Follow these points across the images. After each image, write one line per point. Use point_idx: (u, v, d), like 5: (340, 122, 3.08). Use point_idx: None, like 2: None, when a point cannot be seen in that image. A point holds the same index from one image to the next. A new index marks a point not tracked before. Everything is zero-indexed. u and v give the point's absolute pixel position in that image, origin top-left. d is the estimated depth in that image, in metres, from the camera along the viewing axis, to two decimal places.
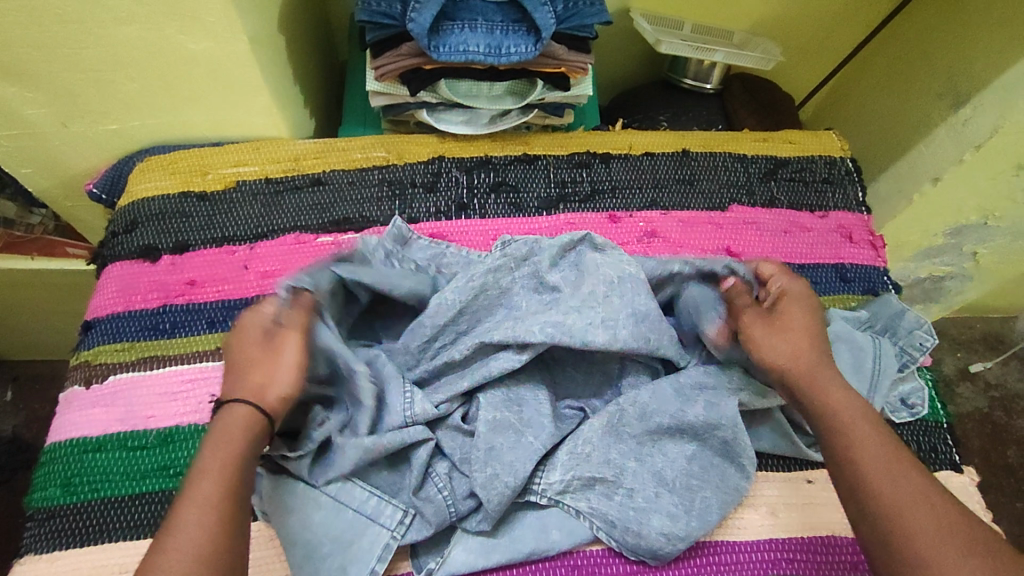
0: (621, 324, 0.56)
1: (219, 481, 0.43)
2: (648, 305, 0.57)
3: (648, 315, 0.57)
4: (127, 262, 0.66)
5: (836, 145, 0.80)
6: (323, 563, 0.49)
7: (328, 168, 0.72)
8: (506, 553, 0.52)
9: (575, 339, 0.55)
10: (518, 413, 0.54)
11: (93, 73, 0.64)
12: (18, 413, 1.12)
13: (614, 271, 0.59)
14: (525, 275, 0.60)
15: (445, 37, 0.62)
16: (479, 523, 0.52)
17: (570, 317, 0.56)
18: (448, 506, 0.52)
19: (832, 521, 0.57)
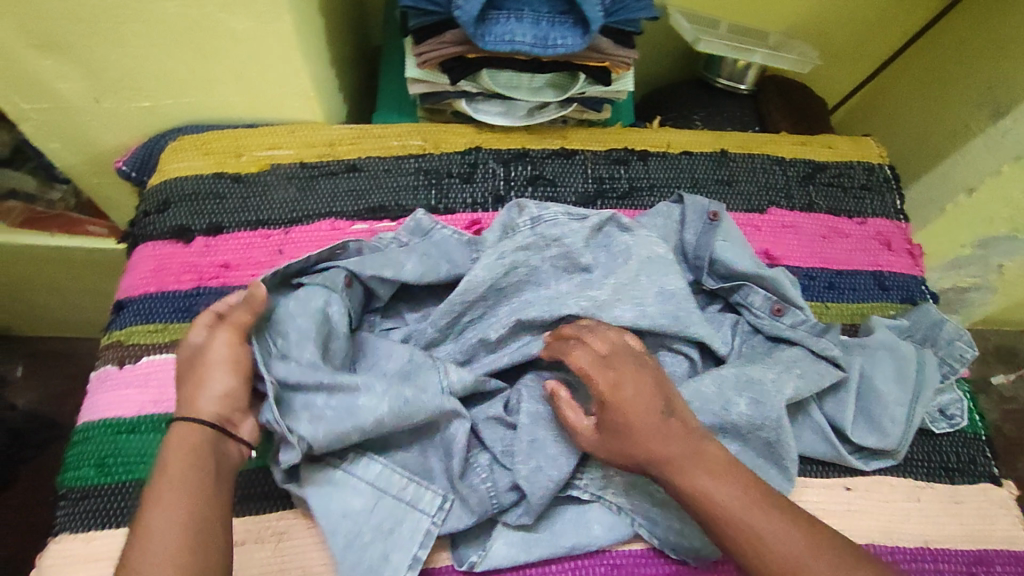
0: (648, 301, 0.56)
1: (175, 521, 0.43)
2: (676, 286, 0.57)
3: (677, 297, 0.57)
4: (159, 242, 0.65)
5: (875, 152, 0.79)
6: (364, 551, 0.49)
7: (363, 155, 0.71)
8: (547, 548, 0.51)
9: (607, 315, 0.55)
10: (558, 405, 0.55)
11: (130, 49, 0.62)
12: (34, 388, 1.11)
13: (647, 251, 0.58)
14: (556, 255, 0.59)
15: (490, 26, 0.60)
16: (519, 518, 0.51)
17: (603, 292, 0.56)
18: (489, 496, 0.51)
19: (868, 530, 0.57)
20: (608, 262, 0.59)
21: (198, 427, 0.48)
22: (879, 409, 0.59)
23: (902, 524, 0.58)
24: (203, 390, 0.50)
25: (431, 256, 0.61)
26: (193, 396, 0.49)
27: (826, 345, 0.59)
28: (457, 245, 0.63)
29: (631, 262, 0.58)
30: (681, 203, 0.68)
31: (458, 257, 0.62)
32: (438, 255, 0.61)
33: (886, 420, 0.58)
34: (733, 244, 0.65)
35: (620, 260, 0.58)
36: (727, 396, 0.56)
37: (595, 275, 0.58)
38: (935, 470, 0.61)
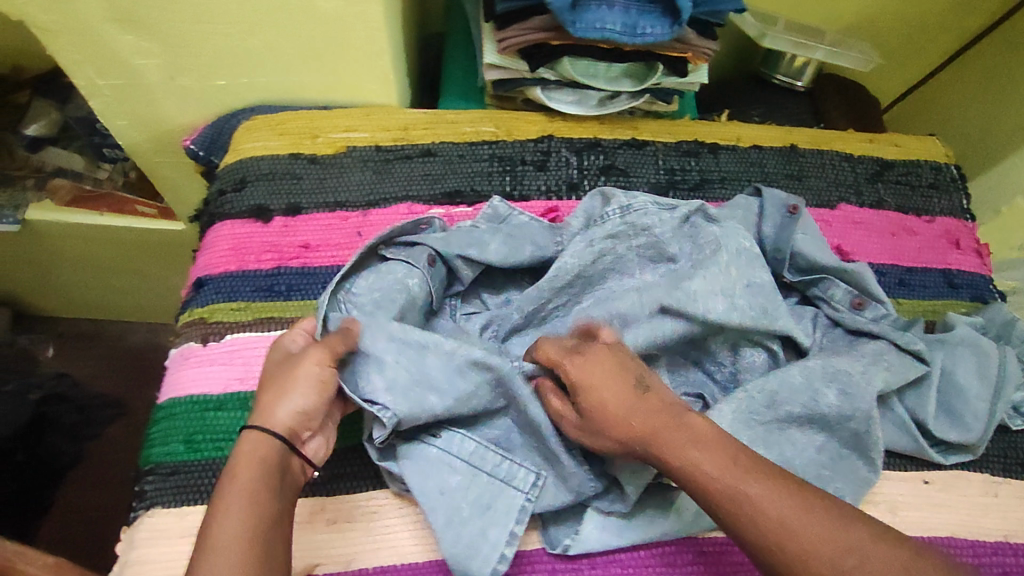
0: (738, 293, 0.56)
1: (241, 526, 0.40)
2: (764, 279, 0.57)
3: (762, 288, 0.57)
4: (237, 221, 0.65)
5: (941, 152, 0.79)
6: (464, 528, 0.50)
7: (436, 139, 0.71)
8: (641, 533, 0.52)
9: (697, 306, 0.55)
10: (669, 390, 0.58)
11: (215, 26, 0.62)
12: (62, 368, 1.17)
13: (736, 241, 0.58)
14: (643, 245, 0.60)
15: (581, 13, 0.60)
16: (610, 504, 0.52)
17: (698, 282, 0.56)
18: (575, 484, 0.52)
19: (948, 522, 0.58)
20: (696, 252, 0.58)
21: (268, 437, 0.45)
22: (959, 405, 0.60)
23: (981, 519, 0.59)
24: (282, 399, 0.47)
25: (515, 235, 0.61)
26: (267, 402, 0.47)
27: (910, 339, 0.61)
28: (541, 230, 0.63)
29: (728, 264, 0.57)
30: (759, 194, 0.69)
31: (543, 241, 0.62)
32: (523, 236, 0.61)
33: (967, 415, 0.60)
34: (810, 237, 0.66)
35: (709, 251, 0.58)
36: (816, 387, 0.57)
37: (680, 265, 0.59)
38: (1012, 464, 0.62)
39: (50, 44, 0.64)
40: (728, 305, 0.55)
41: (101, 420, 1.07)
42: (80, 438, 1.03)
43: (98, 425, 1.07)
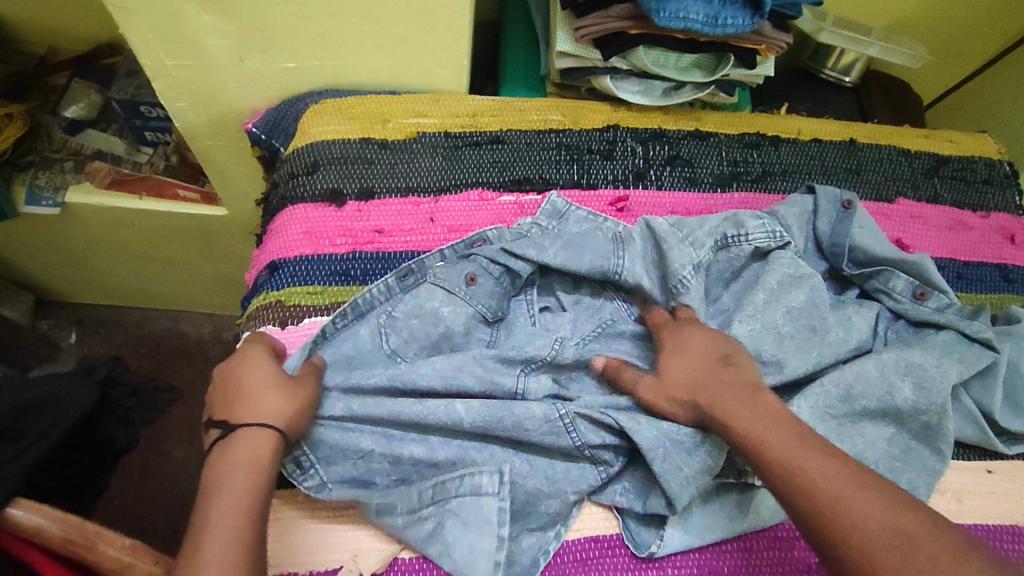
0: (798, 305, 0.60)
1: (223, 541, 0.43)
2: (801, 300, 0.60)
3: (807, 310, 0.60)
4: (310, 205, 0.65)
5: (994, 149, 0.80)
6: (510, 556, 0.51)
7: (504, 127, 0.71)
8: (724, 532, 0.54)
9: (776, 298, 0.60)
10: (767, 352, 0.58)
11: (295, 7, 0.62)
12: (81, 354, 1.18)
13: (797, 269, 0.62)
14: (704, 240, 0.63)
15: (666, 2, 0.61)
16: (650, 500, 0.53)
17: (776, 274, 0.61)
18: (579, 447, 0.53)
19: (1013, 511, 0.59)
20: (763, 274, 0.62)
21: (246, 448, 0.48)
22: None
23: None
24: (258, 406, 0.50)
25: (573, 242, 0.62)
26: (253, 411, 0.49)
27: (978, 328, 0.61)
28: (603, 240, 0.63)
29: (775, 282, 0.61)
30: (812, 193, 0.68)
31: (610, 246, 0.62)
32: (582, 242, 0.62)
33: None
34: (868, 230, 0.65)
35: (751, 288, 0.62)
36: (891, 380, 0.57)
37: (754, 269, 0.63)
38: None
39: (125, 22, 0.63)
40: (768, 330, 0.59)
41: (155, 405, 1.13)
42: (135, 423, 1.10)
43: (151, 409, 1.13)
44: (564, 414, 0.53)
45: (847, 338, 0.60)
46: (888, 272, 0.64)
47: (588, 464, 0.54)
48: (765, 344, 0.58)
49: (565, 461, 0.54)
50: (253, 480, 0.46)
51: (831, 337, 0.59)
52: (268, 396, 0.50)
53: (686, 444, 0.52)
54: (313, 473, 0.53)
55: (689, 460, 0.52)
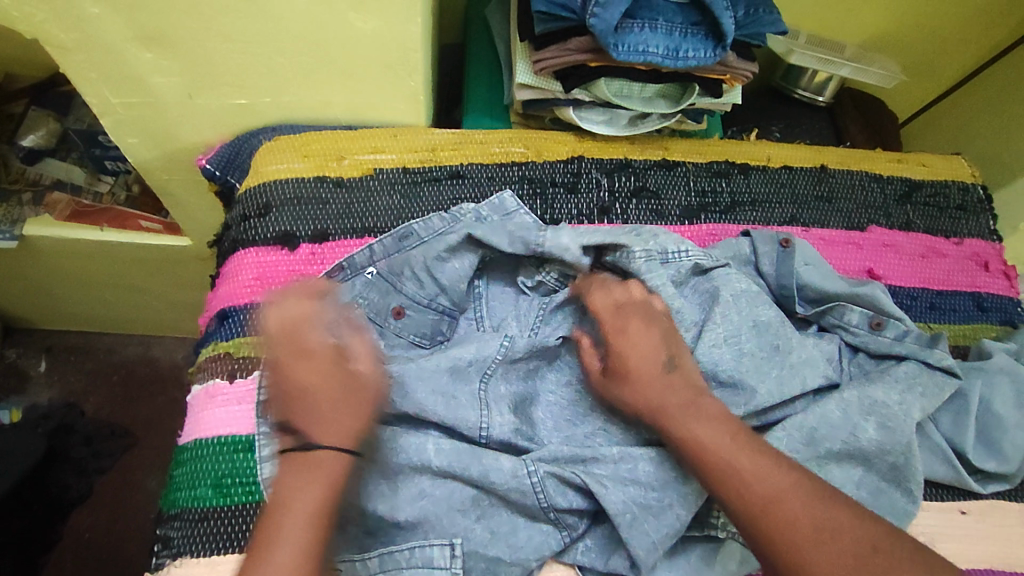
0: (765, 313, 0.58)
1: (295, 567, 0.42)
2: (769, 316, 0.58)
3: (772, 326, 0.58)
4: (262, 248, 0.62)
5: (967, 171, 0.79)
6: None
7: (464, 161, 0.69)
8: None
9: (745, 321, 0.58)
10: (738, 356, 0.56)
11: (242, 45, 0.59)
12: (53, 385, 1.13)
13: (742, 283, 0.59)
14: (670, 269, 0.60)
15: (624, 36, 0.59)
16: (611, 564, 0.52)
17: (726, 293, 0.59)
18: (543, 510, 0.51)
19: (987, 555, 0.58)
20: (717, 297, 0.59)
21: (326, 453, 0.47)
22: (997, 434, 0.58)
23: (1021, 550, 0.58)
24: (338, 419, 0.48)
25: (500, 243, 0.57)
26: (324, 415, 0.48)
27: (941, 356, 0.59)
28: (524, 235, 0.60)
29: (735, 315, 0.58)
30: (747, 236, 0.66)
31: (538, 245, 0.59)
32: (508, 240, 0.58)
33: (1005, 444, 0.58)
34: (813, 266, 0.63)
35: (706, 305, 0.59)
36: (854, 421, 0.55)
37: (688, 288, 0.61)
38: None
39: (65, 61, 0.61)
40: (734, 351, 0.57)
41: (108, 452, 1.06)
42: (87, 473, 1.03)
43: (107, 456, 1.06)
44: (533, 472, 0.51)
45: (806, 376, 0.57)
46: (838, 308, 0.61)
47: (552, 528, 0.52)
48: (721, 367, 0.56)
49: (528, 525, 0.52)
50: (324, 504, 0.45)
51: (793, 359, 0.57)
52: (339, 400, 0.48)
53: (655, 508, 0.51)
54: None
55: (657, 525, 0.50)
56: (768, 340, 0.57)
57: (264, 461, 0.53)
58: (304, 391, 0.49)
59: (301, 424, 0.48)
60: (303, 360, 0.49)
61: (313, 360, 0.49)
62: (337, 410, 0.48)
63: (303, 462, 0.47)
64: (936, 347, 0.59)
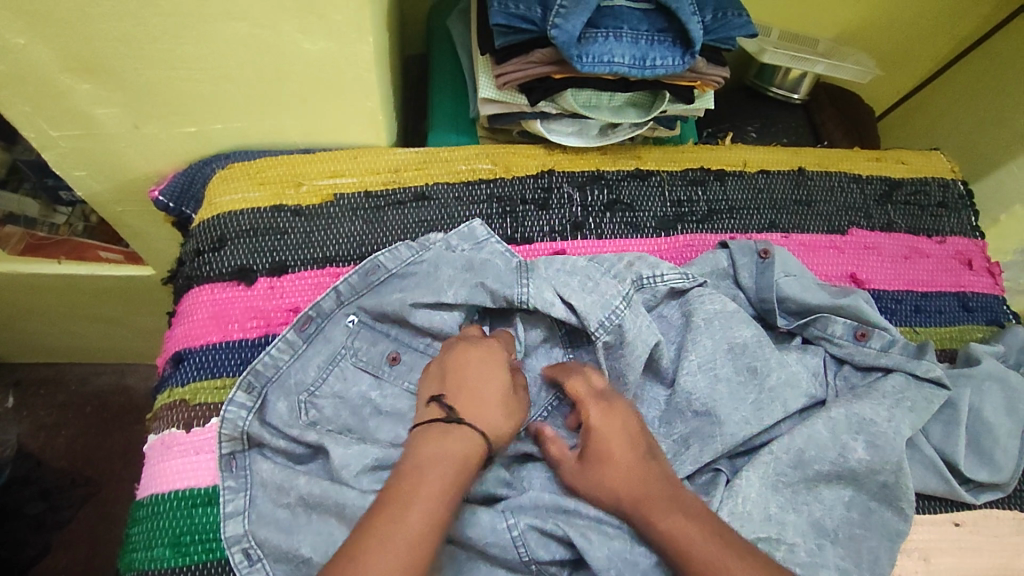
0: (739, 329, 0.57)
1: (426, 522, 0.41)
2: (745, 338, 0.56)
3: (747, 349, 0.56)
4: (218, 284, 0.59)
5: (946, 167, 0.77)
6: None
7: (430, 181, 0.66)
8: None
9: (723, 342, 0.57)
10: (712, 384, 0.55)
11: (182, 72, 0.55)
12: (21, 420, 1.08)
13: (718, 304, 0.58)
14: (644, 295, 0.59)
15: (588, 46, 0.55)
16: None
17: (706, 328, 0.57)
18: (519, 552, 0.49)
19: (983, 567, 0.56)
20: (692, 325, 0.58)
21: (479, 441, 0.47)
22: (988, 442, 0.57)
23: (1016, 561, 0.57)
24: (495, 412, 0.49)
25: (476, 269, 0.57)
26: (479, 405, 0.49)
27: (928, 367, 0.56)
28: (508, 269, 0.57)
29: (709, 341, 0.57)
30: (726, 247, 0.64)
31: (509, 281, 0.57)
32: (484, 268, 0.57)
33: (996, 452, 0.56)
34: (794, 278, 0.61)
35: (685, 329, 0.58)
36: (840, 440, 0.53)
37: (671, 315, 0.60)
38: None
39: None
40: (708, 377, 0.55)
41: (67, 504, 1.00)
42: (45, 529, 0.98)
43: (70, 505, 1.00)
44: (513, 525, 0.49)
45: (788, 400, 0.55)
46: (824, 318, 0.59)
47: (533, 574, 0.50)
48: (695, 395, 0.55)
49: (507, 574, 0.50)
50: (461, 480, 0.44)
51: (773, 383, 0.55)
52: (505, 404, 0.50)
53: (642, 565, 0.49)
54: (258, 567, 0.49)
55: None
56: (743, 364, 0.55)
57: (228, 517, 0.50)
58: (465, 376, 0.50)
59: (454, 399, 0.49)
60: (476, 349, 0.53)
61: (488, 356, 0.52)
62: (497, 411, 0.49)
63: (452, 429, 0.47)
64: (924, 357, 0.57)
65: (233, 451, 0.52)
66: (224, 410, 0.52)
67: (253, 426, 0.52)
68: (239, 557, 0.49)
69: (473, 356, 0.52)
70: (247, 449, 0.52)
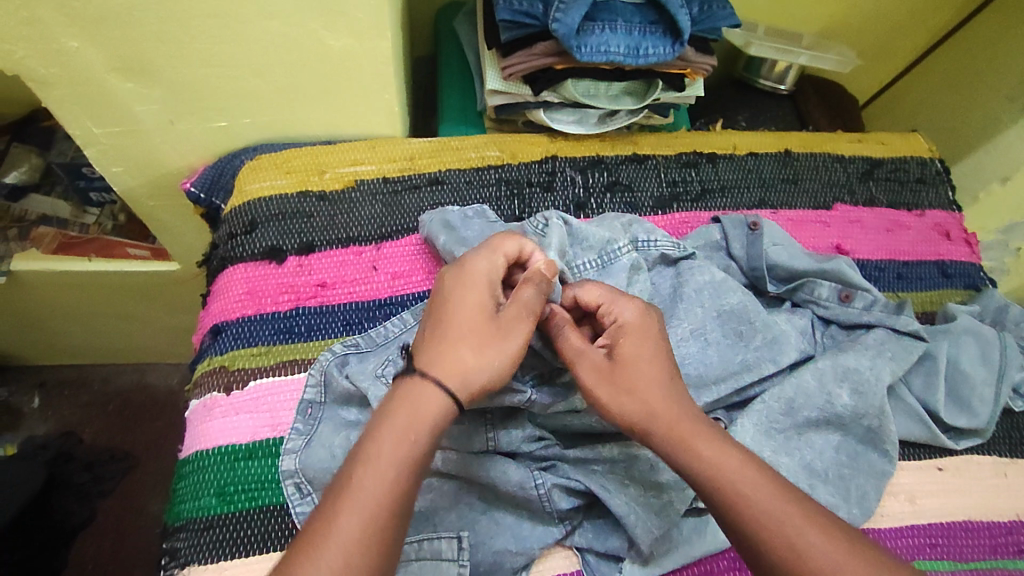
0: (730, 293, 0.61)
1: (382, 484, 0.41)
2: (733, 303, 0.61)
3: (736, 313, 0.61)
4: (250, 264, 0.64)
5: (925, 146, 0.82)
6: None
7: (442, 168, 0.72)
8: (679, 558, 0.55)
9: (715, 305, 0.61)
10: (701, 345, 0.60)
11: (219, 70, 0.61)
12: (48, 419, 1.13)
13: (706, 275, 0.63)
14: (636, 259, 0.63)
15: (586, 38, 0.61)
16: (609, 545, 0.55)
17: (701, 294, 0.62)
18: (542, 500, 0.54)
19: (966, 507, 0.60)
20: (683, 290, 0.62)
21: (439, 394, 0.45)
22: (967, 391, 0.62)
23: (996, 499, 0.61)
24: (464, 354, 0.46)
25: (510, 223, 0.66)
26: (443, 351, 0.47)
27: (907, 321, 0.61)
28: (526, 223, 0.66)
29: (700, 308, 0.61)
30: (719, 222, 0.69)
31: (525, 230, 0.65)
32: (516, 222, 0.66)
33: (974, 400, 0.61)
34: (781, 246, 0.66)
35: (677, 294, 0.62)
36: (828, 387, 0.58)
37: (666, 280, 0.64)
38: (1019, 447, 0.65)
39: (49, 95, 0.62)
40: (702, 339, 0.60)
41: (109, 477, 1.06)
42: (89, 498, 1.03)
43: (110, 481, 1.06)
44: (540, 484, 0.54)
45: (780, 355, 0.60)
46: (810, 281, 0.64)
47: (555, 521, 0.55)
48: (688, 360, 0.59)
49: (530, 517, 0.55)
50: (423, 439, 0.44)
51: (757, 343, 0.60)
52: (479, 338, 0.47)
53: (657, 506, 0.54)
54: (308, 499, 0.53)
55: (659, 522, 0.54)
56: (732, 328, 0.60)
57: (285, 454, 0.55)
58: (439, 321, 0.48)
59: (422, 350, 0.47)
60: (457, 285, 0.50)
61: (465, 292, 0.49)
62: (466, 347, 0.47)
63: (411, 385, 0.46)
64: (902, 313, 0.62)
65: (313, 399, 0.58)
66: (321, 355, 0.60)
67: (330, 368, 0.58)
68: (291, 489, 0.54)
69: (449, 290, 0.50)
70: (327, 400, 0.58)
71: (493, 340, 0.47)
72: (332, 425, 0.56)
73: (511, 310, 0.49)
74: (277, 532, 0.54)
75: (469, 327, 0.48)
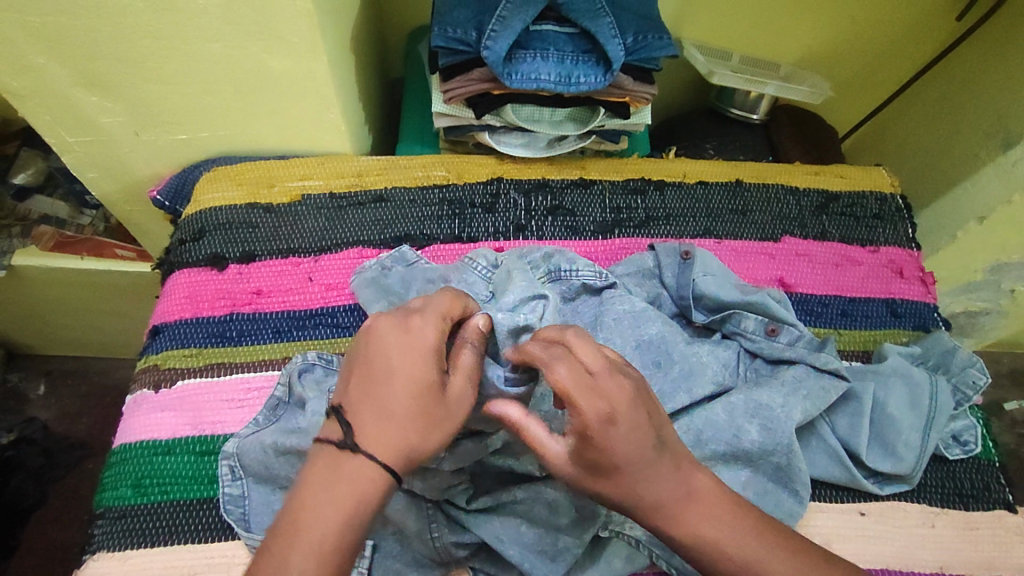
0: (648, 323, 0.62)
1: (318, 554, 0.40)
2: (651, 334, 0.61)
3: (652, 345, 0.61)
4: (194, 270, 0.68)
5: (887, 181, 0.81)
6: None
7: (389, 185, 0.74)
8: None
9: (634, 335, 0.61)
10: None
11: (172, 86, 0.65)
12: (49, 407, 1.17)
13: (627, 303, 0.63)
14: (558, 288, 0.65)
15: (516, 65, 0.63)
16: (500, 567, 0.55)
17: (617, 326, 0.62)
18: (437, 551, 0.54)
19: (884, 556, 0.58)
20: (601, 320, 0.63)
21: (376, 471, 0.42)
22: (892, 435, 0.60)
23: (919, 550, 0.59)
24: (403, 429, 0.43)
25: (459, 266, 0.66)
26: (382, 422, 0.43)
27: (826, 359, 0.61)
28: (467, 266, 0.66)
29: (619, 338, 0.61)
30: (654, 250, 0.70)
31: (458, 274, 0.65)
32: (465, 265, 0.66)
33: (899, 445, 0.60)
34: (712, 276, 0.66)
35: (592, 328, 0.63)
36: (737, 422, 0.57)
37: (591, 307, 0.65)
38: (950, 497, 0.62)
39: (21, 105, 0.67)
40: None
41: (65, 463, 1.09)
42: (44, 481, 1.06)
43: (61, 467, 1.09)
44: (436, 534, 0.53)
45: (694, 386, 0.58)
46: (736, 315, 0.64)
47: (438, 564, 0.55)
48: None
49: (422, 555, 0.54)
50: (358, 513, 0.42)
51: (675, 373, 0.59)
52: (422, 413, 0.44)
53: (551, 552, 0.54)
54: (239, 483, 0.56)
55: (554, 567, 0.54)
56: (648, 359, 0.60)
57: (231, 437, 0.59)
58: (367, 378, 0.45)
59: (353, 417, 0.44)
60: (392, 335, 0.46)
61: (401, 342, 0.45)
62: (405, 423, 0.43)
63: (341, 459, 0.43)
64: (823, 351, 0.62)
65: (280, 399, 0.60)
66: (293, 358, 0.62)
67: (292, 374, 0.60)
68: (224, 470, 0.57)
69: (380, 352, 0.45)
70: (290, 403, 0.60)
71: (436, 409, 0.44)
72: (278, 428, 0.58)
73: (458, 380, 0.46)
74: (185, 526, 0.56)
75: (405, 395, 0.44)
